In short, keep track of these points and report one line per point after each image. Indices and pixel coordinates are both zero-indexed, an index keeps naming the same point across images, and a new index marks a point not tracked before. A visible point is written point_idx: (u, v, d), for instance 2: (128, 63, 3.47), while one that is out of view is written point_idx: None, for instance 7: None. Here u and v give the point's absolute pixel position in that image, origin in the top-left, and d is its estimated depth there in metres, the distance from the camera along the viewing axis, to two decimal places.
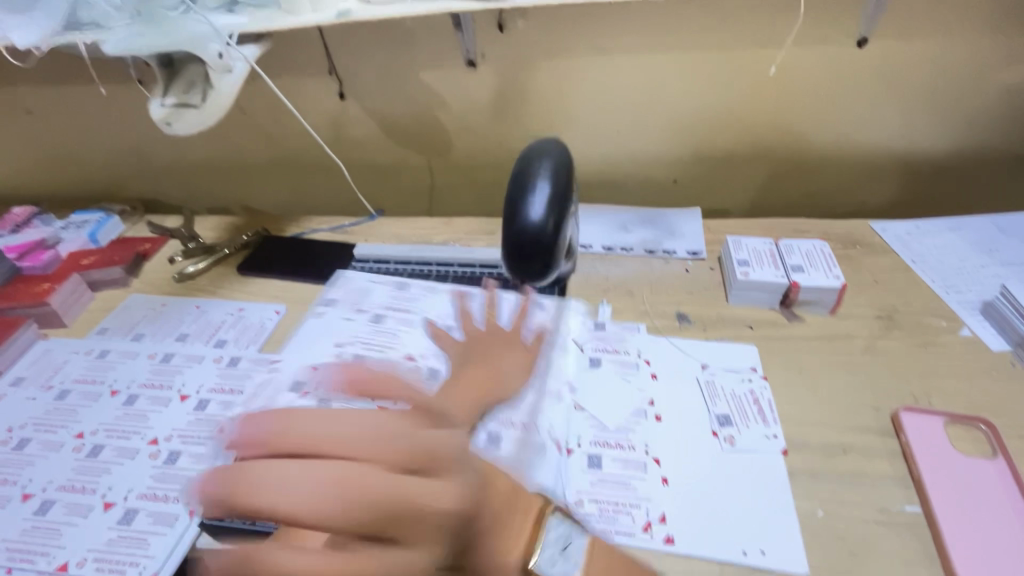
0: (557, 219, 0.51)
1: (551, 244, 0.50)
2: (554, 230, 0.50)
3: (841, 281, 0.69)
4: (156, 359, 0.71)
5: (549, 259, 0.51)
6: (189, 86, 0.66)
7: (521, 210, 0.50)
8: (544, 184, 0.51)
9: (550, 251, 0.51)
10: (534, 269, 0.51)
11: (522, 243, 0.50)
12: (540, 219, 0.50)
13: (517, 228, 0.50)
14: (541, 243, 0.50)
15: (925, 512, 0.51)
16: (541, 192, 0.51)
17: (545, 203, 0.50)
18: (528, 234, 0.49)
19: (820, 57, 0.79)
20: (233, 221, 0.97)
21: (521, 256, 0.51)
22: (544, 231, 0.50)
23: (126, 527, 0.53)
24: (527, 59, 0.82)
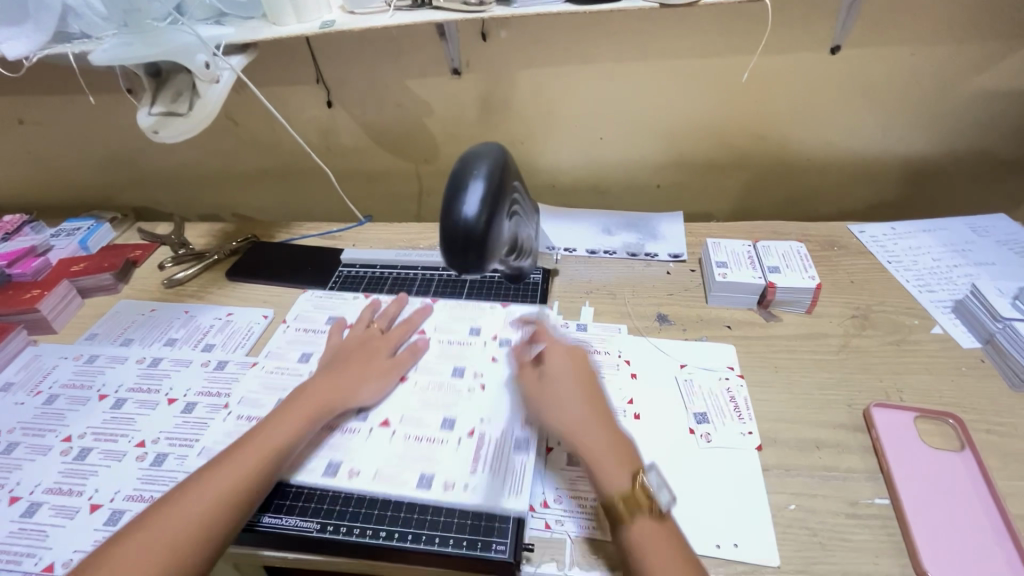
0: (503, 212, 0.39)
1: (489, 241, 0.38)
2: (492, 231, 0.37)
3: (816, 281, 0.70)
4: (144, 364, 0.71)
5: (489, 256, 0.39)
6: (177, 95, 0.67)
7: (456, 197, 0.37)
8: (487, 166, 0.39)
9: (491, 248, 0.39)
10: (469, 268, 0.38)
11: (452, 238, 0.37)
12: (474, 219, 0.37)
13: (450, 219, 0.37)
14: (478, 240, 0.37)
15: (894, 505, 0.52)
16: (484, 176, 0.38)
17: (489, 191, 0.37)
18: (464, 230, 0.36)
19: (796, 64, 0.80)
20: (223, 227, 0.98)
21: (453, 251, 0.37)
22: (480, 227, 0.37)
23: (112, 527, 0.54)
24: (510, 68, 0.84)
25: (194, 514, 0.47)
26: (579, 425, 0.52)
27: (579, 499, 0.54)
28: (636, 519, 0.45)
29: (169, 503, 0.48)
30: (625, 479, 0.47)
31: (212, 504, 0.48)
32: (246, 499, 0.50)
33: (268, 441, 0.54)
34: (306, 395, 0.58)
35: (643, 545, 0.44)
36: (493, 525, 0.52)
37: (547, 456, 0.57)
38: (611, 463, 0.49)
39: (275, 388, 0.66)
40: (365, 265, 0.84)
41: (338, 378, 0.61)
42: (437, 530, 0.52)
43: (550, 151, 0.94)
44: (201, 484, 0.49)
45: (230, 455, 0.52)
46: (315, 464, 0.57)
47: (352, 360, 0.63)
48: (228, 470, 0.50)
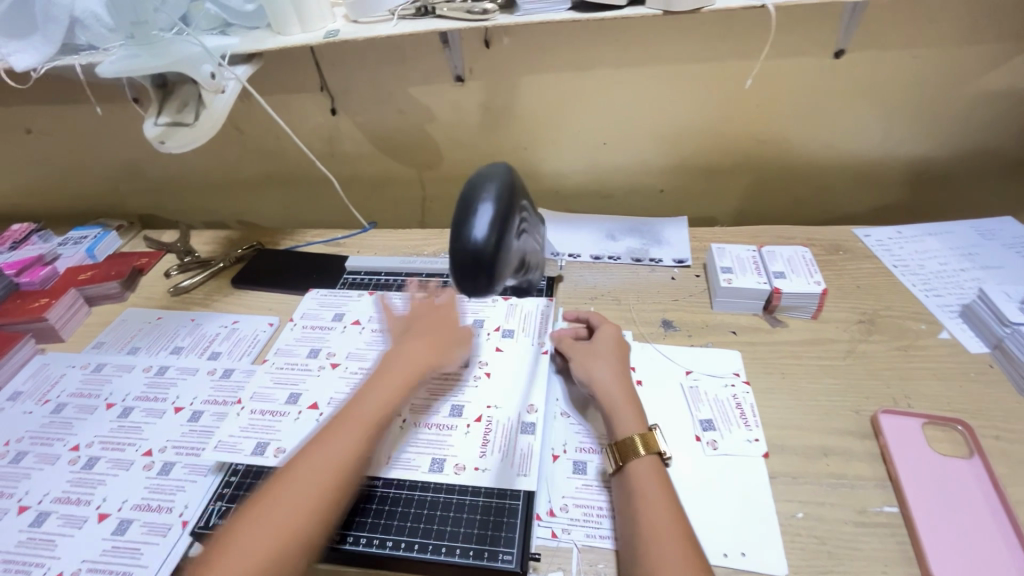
0: (511, 233, 0.39)
1: (500, 263, 0.39)
2: (502, 253, 0.38)
3: (822, 286, 0.70)
4: (151, 372, 0.72)
5: (500, 276, 0.40)
6: (182, 105, 0.67)
7: (465, 221, 0.38)
8: (494, 189, 0.39)
9: (502, 268, 0.39)
10: (481, 289, 0.39)
11: (462, 261, 0.38)
12: (485, 240, 0.38)
13: (459, 242, 0.38)
14: (488, 261, 0.37)
15: (903, 513, 0.52)
16: (491, 197, 0.39)
17: (497, 213, 0.38)
18: (473, 252, 0.37)
19: (799, 68, 0.80)
20: (228, 235, 0.99)
21: (464, 274, 0.38)
22: (490, 250, 0.37)
23: (119, 537, 0.54)
24: (513, 75, 0.84)
25: (316, 488, 0.47)
26: (607, 381, 0.59)
27: (584, 506, 0.54)
28: (640, 455, 0.52)
29: (287, 478, 0.48)
30: (641, 426, 0.55)
31: (331, 477, 0.48)
32: (356, 473, 0.50)
33: (364, 414, 0.54)
34: (391, 366, 0.58)
35: (644, 477, 0.51)
36: (500, 534, 0.51)
37: (554, 464, 0.58)
38: (627, 411, 0.56)
39: (285, 383, 0.67)
40: (369, 273, 0.84)
41: (418, 346, 0.61)
42: (444, 540, 0.52)
43: (554, 157, 0.94)
44: (312, 457, 0.49)
45: (331, 429, 0.52)
46: None
47: (427, 330, 0.63)
48: (339, 445, 0.50)
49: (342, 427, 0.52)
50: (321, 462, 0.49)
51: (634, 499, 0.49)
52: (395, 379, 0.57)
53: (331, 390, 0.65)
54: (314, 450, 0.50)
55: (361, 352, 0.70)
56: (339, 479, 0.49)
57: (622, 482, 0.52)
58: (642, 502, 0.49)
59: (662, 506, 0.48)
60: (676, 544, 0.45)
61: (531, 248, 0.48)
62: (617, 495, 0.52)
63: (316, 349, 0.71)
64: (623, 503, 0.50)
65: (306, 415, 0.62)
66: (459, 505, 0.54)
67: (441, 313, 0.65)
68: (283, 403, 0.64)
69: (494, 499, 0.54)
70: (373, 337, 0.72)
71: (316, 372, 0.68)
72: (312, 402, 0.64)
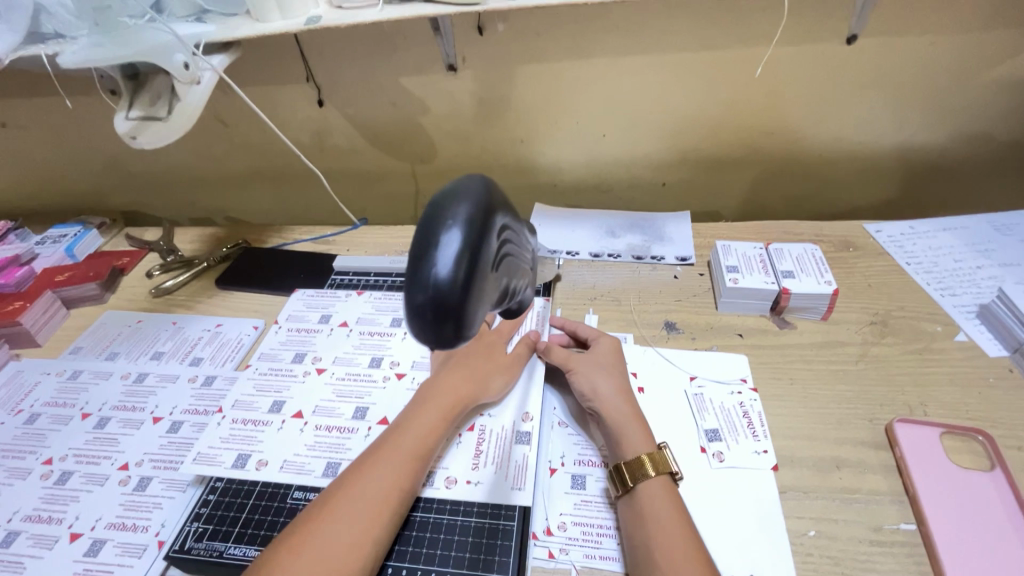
0: (491, 263, 0.28)
1: (473, 306, 0.27)
2: (477, 292, 0.27)
3: (833, 286, 0.67)
4: (129, 379, 0.69)
5: (475, 322, 0.29)
6: (155, 98, 0.63)
7: (424, 250, 0.26)
8: (468, 200, 0.28)
9: (477, 313, 0.28)
10: (447, 343, 0.28)
11: (420, 304, 0.26)
12: (454, 276, 0.26)
13: (415, 282, 0.26)
14: (456, 308, 0.26)
15: (921, 531, 0.49)
16: (463, 214, 0.27)
17: (472, 237, 0.27)
18: (434, 297, 0.26)
19: (811, 55, 0.76)
20: (213, 232, 0.95)
21: (424, 324, 0.27)
22: (459, 290, 0.26)
23: (92, 559, 0.51)
24: (508, 64, 0.79)
25: (354, 528, 0.44)
26: (611, 396, 0.56)
27: (583, 525, 0.50)
28: (650, 475, 0.49)
29: (325, 514, 0.45)
30: (650, 445, 0.52)
31: (369, 516, 0.45)
32: (398, 504, 0.48)
33: (408, 447, 0.51)
34: (433, 395, 0.56)
35: (656, 497, 0.48)
36: (492, 559, 0.48)
37: (550, 478, 0.54)
38: (636, 429, 0.53)
39: (269, 390, 0.63)
40: (358, 272, 0.81)
41: (464, 375, 0.58)
42: (433, 565, 0.48)
43: (552, 150, 0.90)
44: (351, 493, 0.47)
45: (370, 462, 0.49)
46: (313, 466, 0.55)
47: (473, 358, 0.60)
48: (380, 475, 0.48)
49: (381, 461, 0.49)
50: (361, 498, 0.46)
51: (645, 519, 0.47)
52: (435, 409, 0.54)
53: (317, 397, 0.62)
54: (353, 484, 0.47)
55: (349, 357, 0.67)
56: (376, 517, 0.46)
57: (631, 502, 0.49)
58: (653, 523, 0.46)
59: (674, 527, 0.45)
60: (691, 566, 0.43)
61: (522, 269, 0.36)
62: (624, 517, 0.48)
63: (302, 354, 0.68)
64: (631, 524, 0.47)
65: (290, 425, 0.59)
66: (449, 526, 0.51)
67: (488, 342, 0.62)
68: (266, 412, 0.61)
69: (487, 519, 0.51)
70: (362, 340, 0.69)
71: (301, 378, 0.64)
72: (297, 410, 0.61)
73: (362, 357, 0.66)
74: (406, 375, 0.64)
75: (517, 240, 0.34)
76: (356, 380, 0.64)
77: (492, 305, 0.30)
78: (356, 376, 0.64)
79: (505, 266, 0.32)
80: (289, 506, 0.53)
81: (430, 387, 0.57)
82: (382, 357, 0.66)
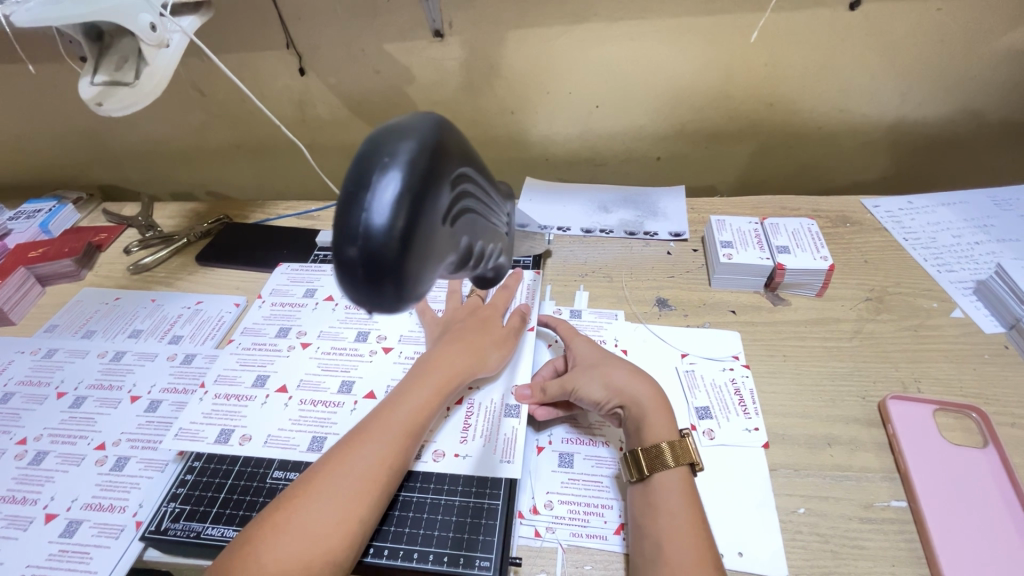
0: (437, 217, 0.26)
1: (410, 261, 0.25)
2: (415, 242, 0.25)
3: (829, 261, 0.65)
4: (106, 358, 0.67)
5: (421, 281, 0.26)
6: (122, 61, 0.59)
7: (357, 195, 0.24)
8: (411, 140, 0.25)
9: (423, 272, 0.26)
10: (389, 303, 0.26)
11: (350, 257, 0.24)
12: (386, 226, 0.24)
13: (346, 232, 0.24)
14: (392, 260, 0.24)
15: (911, 507, 0.48)
16: (404, 155, 0.24)
17: (413, 181, 0.24)
18: (367, 248, 0.24)
19: (811, 22, 0.72)
20: (194, 207, 0.92)
21: (357, 280, 0.25)
22: (394, 241, 0.24)
23: (67, 540, 0.50)
24: (495, 30, 0.76)
25: (340, 504, 0.43)
26: (615, 381, 0.52)
27: (570, 504, 0.49)
28: (669, 465, 0.46)
29: (309, 491, 0.43)
30: (673, 433, 0.49)
31: (356, 493, 0.44)
32: (382, 485, 0.45)
33: (397, 422, 0.49)
34: (429, 371, 0.53)
35: (671, 490, 0.45)
36: (477, 538, 0.47)
37: (537, 456, 0.53)
38: (659, 416, 0.50)
39: (252, 364, 0.61)
40: None
41: (461, 351, 0.55)
42: (416, 545, 0.46)
43: (544, 122, 0.87)
44: (336, 467, 0.45)
45: (357, 436, 0.47)
46: (298, 440, 0.54)
47: (468, 333, 0.57)
48: (360, 453, 0.46)
49: (369, 435, 0.47)
50: (346, 474, 0.44)
51: (657, 509, 0.44)
52: (431, 385, 0.52)
53: (302, 371, 0.60)
54: (339, 460, 0.45)
55: (335, 331, 0.65)
56: (366, 494, 0.44)
57: (644, 491, 0.46)
58: (666, 516, 0.44)
59: (687, 524, 0.43)
60: (699, 565, 0.40)
61: (489, 230, 0.34)
62: (634, 504, 0.46)
63: (286, 328, 0.66)
64: (642, 510, 0.45)
65: (274, 400, 0.57)
66: (433, 505, 0.49)
67: (483, 316, 0.60)
68: (250, 386, 0.59)
69: (472, 498, 0.49)
70: (347, 314, 0.67)
71: (286, 353, 0.62)
72: (282, 384, 0.59)
73: (347, 332, 0.65)
74: (394, 349, 0.62)
75: (475, 194, 0.31)
76: (342, 354, 0.62)
77: (442, 259, 0.28)
78: (342, 351, 0.62)
79: (461, 225, 0.29)
80: (268, 485, 0.51)
81: (423, 363, 0.54)
82: (369, 331, 0.65)
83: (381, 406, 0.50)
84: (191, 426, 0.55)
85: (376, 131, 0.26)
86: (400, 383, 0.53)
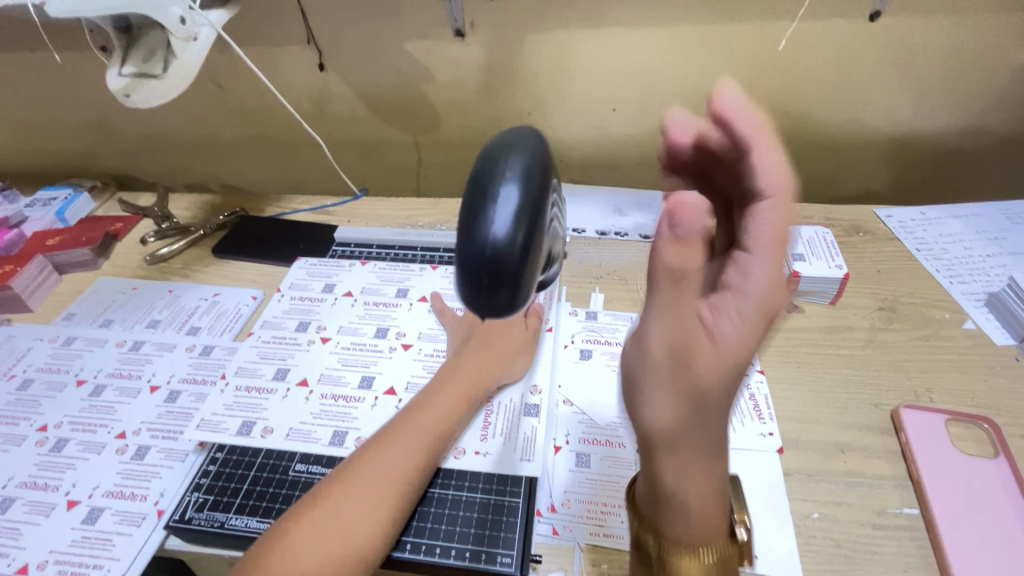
0: (545, 225, 0.32)
1: (524, 267, 0.30)
2: (525, 249, 0.30)
3: (842, 271, 0.67)
4: (124, 347, 0.67)
5: (527, 285, 0.32)
6: (150, 53, 0.60)
7: (481, 208, 0.30)
8: (520, 158, 0.32)
9: (528, 279, 0.31)
10: (501, 309, 0.31)
11: (474, 263, 0.30)
12: (503, 236, 0.30)
13: (471, 240, 0.30)
14: (511, 268, 0.30)
15: (923, 515, 0.49)
16: (516, 172, 0.31)
17: (525, 200, 0.31)
18: (492, 255, 0.29)
19: (830, 33, 0.73)
20: (209, 199, 0.93)
21: (479, 285, 0.31)
22: (512, 249, 0.30)
23: (90, 527, 0.50)
24: (516, 31, 0.77)
25: (375, 501, 0.44)
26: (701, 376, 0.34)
27: (588, 503, 0.50)
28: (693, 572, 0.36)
29: (342, 487, 0.44)
30: (709, 533, 0.36)
31: (391, 490, 0.45)
32: (411, 487, 0.46)
33: (426, 424, 0.50)
34: (456, 376, 0.55)
35: None
36: (498, 535, 0.48)
37: (555, 455, 0.54)
38: (699, 513, 0.36)
39: (272, 357, 0.62)
40: (359, 244, 0.79)
41: (485, 358, 0.57)
42: (437, 540, 0.47)
43: (561, 124, 0.88)
44: (370, 465, 0.46)
45: (388, 436, 0.48)
46: (319, 434, 0.54)
47: (491, 339, 0.59)
48: (391, 454, 0.47)
49: (400, 436, 0.48)
50: (378, 472, 0.45)
51: None
52: (458, 389, 0.53)
53: (323, 366, 0.61)
54: (373, 457, 0.46)
55: (355, 326, 0.65)
56: (399, 493, 0.45)
57: None
58: None
59: None
60: None
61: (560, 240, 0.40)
62: None
63: (305, 323, 0.66)
64: None
65: (296, 393, 0.58)
66: (454, 502, 0.50)
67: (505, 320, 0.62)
68: (271, 379, 0.59)
69: (492, 495, 0.50)
70: (366, 310, 0.67)
71: (306, 348, 0.63)
72: (302, 378, 0.59)
73: (366, 328, 0.65)
74: (413, 345, 0.63)
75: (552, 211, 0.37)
76: (361, 350, 0.62)
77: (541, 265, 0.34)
78: (361, 346, 0.63)
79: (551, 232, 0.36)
80: (291, 478, 0.52)
81: (450, 367, 0.56)
82: (388, 327, 0.65)
83: (411, 406, 0.52)
84: (212, 417, 0.56)
85: (481, 157, 0.32)
86: (428, 386, 0.54)
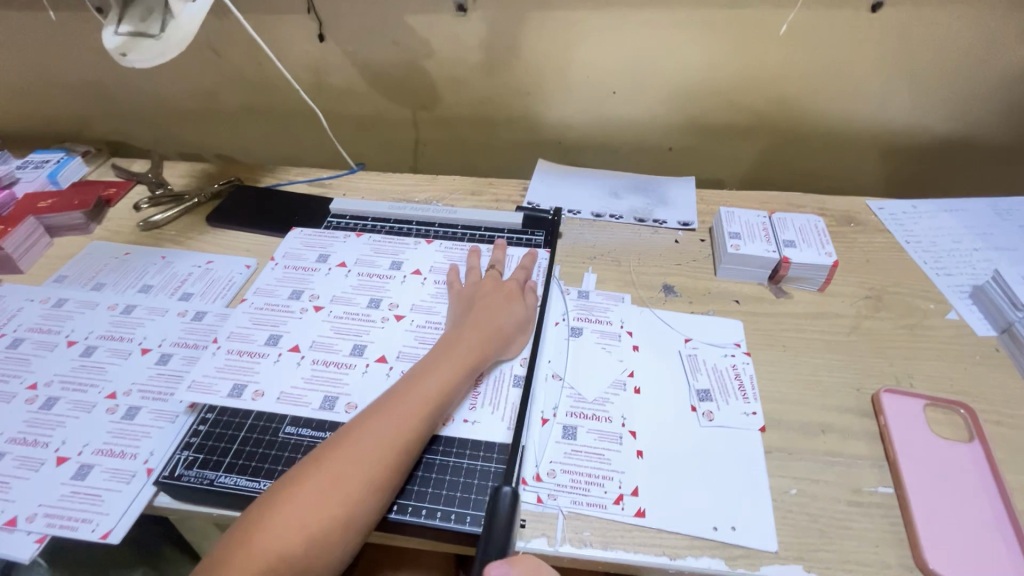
0: None
1: None
2: None
3: (832, 258, 0.67)
4: (116, 311, 0.67)
5: None
6: (148, 14, 0.59)
7: None
8: None
9: None
10: None
11: None
12: None
13: None
14: None
15: (897, 494, 0.51)
16: None
17: None
18: None
19: (829, 22, 0.73)
20: (204, 168, 0.92)
21: None
22: None
23: (79, 482, 0.51)
24: (518, 8, 0.76)
25: (369, 465, 0.45)
26: None
27: (572, 472, 0.51)
28: None
29: (337, 450, 0.45)
30: None
31: (386, 456, 0.46)
32: (406, 454, 0.47)
33: (424, 393, 0.50)
34: (457, 346, 0.54)
35: None
36: (483, 499, 0.49)
37: (542, 427, 0.55)
38: None
39: (265, 323, 0.62)
40: (355, 217, 0.79)
41: (486, 331, 0.57)
42: (424, 501, 0.48)
43: (560, 105, 0.87)
44: (366, 431, 0.46)
45: (377, 413, 0.48)
46: (309, 399, 0.55)
47: (493, 312, 0.59)
48: (388, 421, 0.47)
49: (389, 412, 0.48)
50: (373, 438, 0.46)
51: None
52: (458, 360, 0.53)
53: (315, 333, 0.61)
54: (369, 423, 0.47)
55: (348, 296, 0.66)
56: (391, 463, 0.46)
57: None
58: None
59: None
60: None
61: None
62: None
63: (298, 291, 0.66)
64: None
65: (287, 358, 0.58)
66: (441, 467, 0.51)
67: (507, 295, 0.61)
68: (262, 344, 0.60)
69: (478, 462, 0.51)
70: (359, 281, 0.68)
71: (298, 315, 0.63)
72: (294, 344, 0.60)
73: (359, 298, 0.65)
74: (406, 316, 0.63)
75: None
76: (353, 319, 0.63)
77: None
78: (353, 315, 0.63)
79: None
80: (281, 440, 0.53)
81: (452, 336, 0.56)
82: (381, 298, 0.65)
83: (410, 373, 0.52)
84: (203, 378, 0.56)
85: None
86: (429, 354, 0.55)
